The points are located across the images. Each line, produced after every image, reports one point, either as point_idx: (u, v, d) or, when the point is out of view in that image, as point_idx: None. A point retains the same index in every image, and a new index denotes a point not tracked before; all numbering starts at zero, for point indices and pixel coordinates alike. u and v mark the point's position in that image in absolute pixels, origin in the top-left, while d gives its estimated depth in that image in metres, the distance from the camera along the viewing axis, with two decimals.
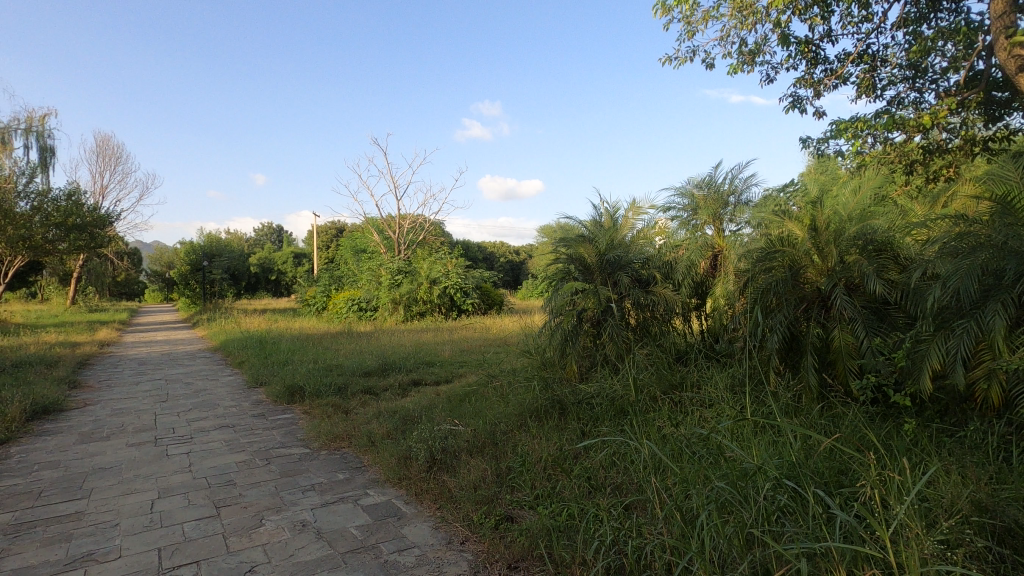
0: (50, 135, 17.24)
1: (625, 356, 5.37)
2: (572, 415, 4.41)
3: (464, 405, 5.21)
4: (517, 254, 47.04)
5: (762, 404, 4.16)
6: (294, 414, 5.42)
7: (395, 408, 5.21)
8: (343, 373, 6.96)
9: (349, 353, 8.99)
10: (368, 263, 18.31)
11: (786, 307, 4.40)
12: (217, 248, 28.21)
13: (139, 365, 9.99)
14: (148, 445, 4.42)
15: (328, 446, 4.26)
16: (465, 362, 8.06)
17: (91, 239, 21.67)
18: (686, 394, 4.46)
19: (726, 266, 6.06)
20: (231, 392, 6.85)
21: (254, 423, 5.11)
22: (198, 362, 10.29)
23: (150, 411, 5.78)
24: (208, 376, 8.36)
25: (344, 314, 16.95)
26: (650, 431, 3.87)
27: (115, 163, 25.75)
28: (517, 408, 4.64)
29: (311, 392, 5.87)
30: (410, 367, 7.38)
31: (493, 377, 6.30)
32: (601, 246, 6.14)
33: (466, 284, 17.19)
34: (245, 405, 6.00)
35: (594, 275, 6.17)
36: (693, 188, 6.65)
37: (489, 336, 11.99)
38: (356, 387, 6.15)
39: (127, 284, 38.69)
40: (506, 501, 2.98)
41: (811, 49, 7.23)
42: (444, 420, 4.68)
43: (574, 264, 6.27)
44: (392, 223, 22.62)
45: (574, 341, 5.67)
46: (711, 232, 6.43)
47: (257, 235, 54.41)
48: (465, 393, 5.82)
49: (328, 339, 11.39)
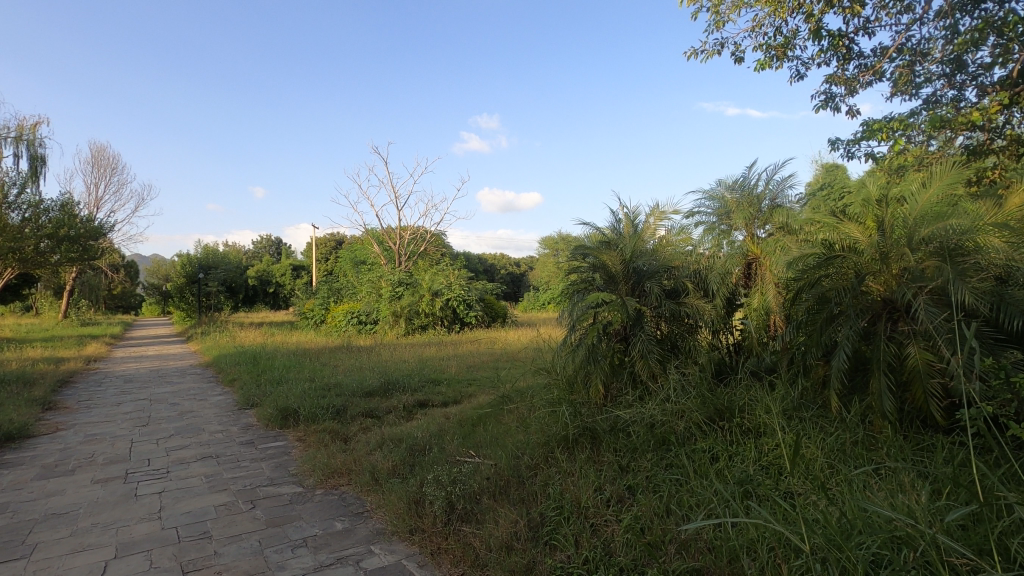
0: (42, 144, 16.76)
1: (659, 376, 4.78)
2: (606, 446, 3.85)
3: (478, 433, 4.61)
4: (518, 266, 46.50)
5: (826, 433, 3.64)
6: (287, 442, 4.83)
7: (400, 435, 4.62)
8: (342, 393, 6.37)
9: (348, 370, 8.39)
10: (368, 275, 17.76)
11: (851, 319, 3.84)
12: (214, 260, 27.65)
13: (125, 383, 9.37)
14: (116, 482, 3.83)
15: (324, 484, 3.67)
16: (474, 381, 7.47)
17: (84, 250, 21.10)
18: (735, 420, 3.92)
19: (764, 275, 5.48)
20: (220, 414, 6.26)
21: (241, 453, 4.52)
22: (187, 379, 9.67)
23: (126, 438, 5.19)
24: (196, 395, 7.76)
25: (342, 327, 16.37)
26: (703, 469, 3.32)
27: (111, 174, 25.33)
28: (541, 438, 4.06)
29: (306, 415, 5.28)
30: (415, 386, 6.79)
31: (507, 399, 5.70)
32: (627, 253, 5.57)
33: (470, 296, 16.63)
34: (233, 431, 5.41)
35: (618, 284, 5.60)
36: (725, 191, 6.10)
37: (495, 350, 11.40)
38: (356, 409, 5.56)
39: (123, 296, 38.18)
40: (548, 567, 2.43)
41: (845, 43, 6.76)
42: (457, 451, 4.09)
43: (597, 272, 5.69)
44: (393, 234, 22.10)
45: (600, 358, 5.07)
46: (744, 237, 5.85)
47: (256, 249, 54.05)
48: (477, 418, 5.22)
49: (326, 354, 10.80)
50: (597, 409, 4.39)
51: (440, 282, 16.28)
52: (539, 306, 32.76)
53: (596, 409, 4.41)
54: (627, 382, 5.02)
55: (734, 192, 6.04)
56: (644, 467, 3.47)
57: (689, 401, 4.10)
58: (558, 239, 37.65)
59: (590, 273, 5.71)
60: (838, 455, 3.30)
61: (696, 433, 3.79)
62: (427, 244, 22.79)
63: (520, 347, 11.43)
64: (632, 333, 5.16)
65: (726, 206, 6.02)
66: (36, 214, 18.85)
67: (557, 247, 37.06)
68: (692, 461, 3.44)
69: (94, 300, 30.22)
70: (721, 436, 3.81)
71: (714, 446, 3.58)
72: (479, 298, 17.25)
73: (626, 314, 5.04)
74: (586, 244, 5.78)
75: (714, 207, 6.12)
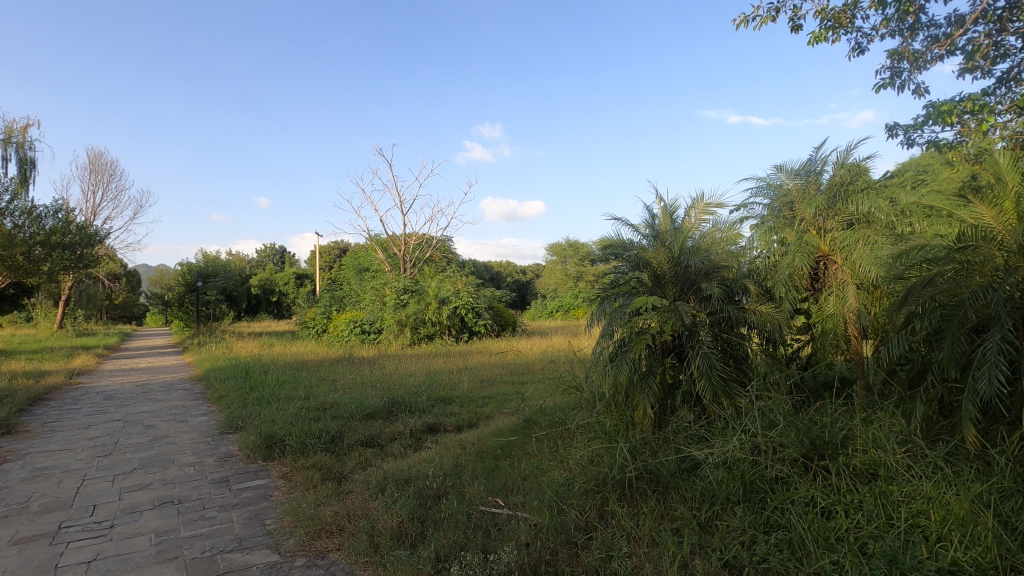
0: (33, 147, 16.05)
1: (725, 399, 3.89)
2: (677, 494, 2.96)
3: (506, 474, 3.72)
4: (524, 273, 45.64)
5: (972, 475, 2.76)
6: (269, 481, 3.94)
7: (408, 473, 3.73)
8: (339, 416, 5.48)
9: (348, 386, 7.48)
10: (371, 282, 16.89)
11: (995, 326, 2.94)
12: (215, 268, 26.83)
13: (104, 400, 8.47)
14: (40, 544, 2.96)
15: (308, 548, 2.80)
16: (490, 399, 6.56)
17: (78, 258, 20.27)
18: (842, 457, 3.02)
19: (841, 278, 4.60)
20: (197, 440, 5.37)
21: (210, 497, 3.65)
22: (173, 396, 8.76)
23: (78, 475, 4.31)
24: (176, 415, 6.87)
25: (345, 337, 15.48)
26: (823, 538, 2.45)
27: (109, 180, 24.66)
28: (587, 482, 3.17)
29: (293, 445, 4.39)
30: (424, 406, 5.89)
31: (534, 425, 4.80)
32: (675, 249, 4.67)
33: (478, 304, 15.77)
34: (208, 463, 4.53)
35: (665, 286, 4.68)
36: (785, 179, 5.21)
37: (508, 362, 10.49)
38: (354, 437, 4.67)
39: (124, 306, 37.43)
40: None
41: (915, 10, 5.89)
42: (483, 501, 3.21)
43: (639, 274, 4.78)
44: (397, 239, 21.26)
45: (650, 375, 4.18)
46: (809, 230, 4.92)
47: (259, 258, 53.46)
48: (500, 451, 4.32)
49: (326, 367, 9.91)
50: (654, 443, 3.51)
51: (447, 289, 15.42)
52: (548, 314, 31.84)
53: (653, 441, 3.53)
54: (682, 405, 4.12)
55: (797, 179, 5.14)
56: (738, 535, 2.60)
57: (778, 432, 3.20)
58: (566, 246, 36.77)
59: (631, 273, 4.80)
60: (1007, 514, 2.43)
61: (794, 477, 2.90)
62: (432, 250, 21.91)
63: (535, 359, 10.52)
64: (684, 344, 4.26)
65: (786, 194, 5.12)
66: (29, 221, 18.10)
67: (566, 253, 36.15)
68: (802, 521, 2.57)
69: (92, 310, 29.40)
70: (828, 482, 2.91)
71: (826, 496, 2.69)
72: (488, 305, 16.41)
73: (680, 322, 4.13)
74: (623, 240, 4.90)
75: (772, 197, 5.23)
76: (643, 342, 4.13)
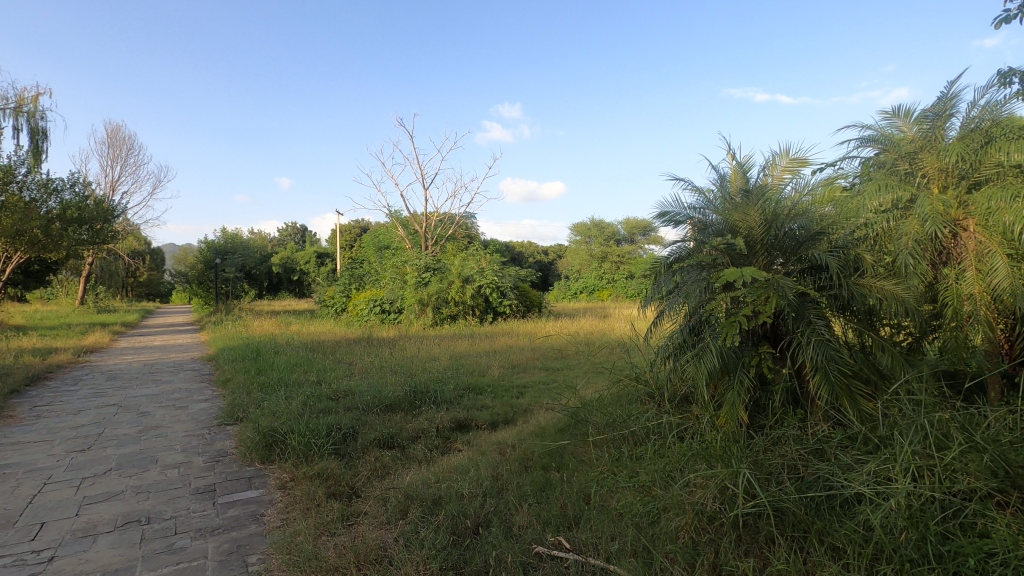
0: (45, 116, 15.48)
1: (850, 402, 2.96)
2: (826, 547, 2.08)
3: (563, 494, 2.87)
4: (547, 254, 44.57)
5: None
6: (263, 493, 3.16)
7: (435, 490, 2.90)
8: (353, 408, 4.69)
9: (365, 371, 6.71)
10: (391, 261, 16.13)
11: None
12: (234, 245, 26.35)
13: (106, 382, 7.83)
14: None
15: None
16: (525, 389, 5.72)
17: (96, 235, 19.86)
18: None
19: (985, 249, 3.55)
20: (190, 434, 4.62)
21: (187, 515, 2.88)
22: (179, 377, 8.10)
23: (40, 478, 3.57)
24: (176, 401, 6.16)
25: (364, 317, 14.78)
26: None
27: (128, 154, 24.21)
28: (682, 521, 2.32)
29: (296, 446, 3.61)
30: (451, 397, 5.07)
31: (586, 424, 3.94)
32: (769, 211, 3.70)
33: (504, 283, 14.90)
34: (196, 465, 3.77)
35: (755, 257, 3.72)
36: (902, 126, 4.19)
37: (537, 346, 9.64)
38: (369, 436, 3.87)
39: (149, 283, 37.57)
40: None
41: None
42: (540, 541, 2.36)
43: (724, 246, 3.70)
44: (418, 216, 20.40)
45: (741, 368, 3.31)
46: (936, 189, 3.90)
47: (281, 236, 53.38)
48: (550, 459, 3.48)
49: (342, 349, 9.18)
50: (768, 467, 2.63)
51: (470, 267, 14.62)
52: (571, 294, 30.73)
53: (768, 464, 2.66)
54: (785, 406, 3.22)
55: (917, 125, 4.10)
56: None
57: (953, 451, 2.23)
58: (591, 226, 35.56)
59: (714, 242, 3.69)
60: None
61: (1000, 524, 1.93)
62: (454, 227, 21.00)
63: (569, 342, 9.63)
64: (786, 329, 3.33)
65: (904, 144, 4.10)
66: (46, 195, 17.53)
67: (591, 232, 34.95)
68: None
69: (115, 287, 29.28)
70: None
71: None
72: (513, 285, 15.56)
73: (783, 301, 3.19)
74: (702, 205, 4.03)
75: (883, 151, 4.23)
76: (732, 326, 3.23)
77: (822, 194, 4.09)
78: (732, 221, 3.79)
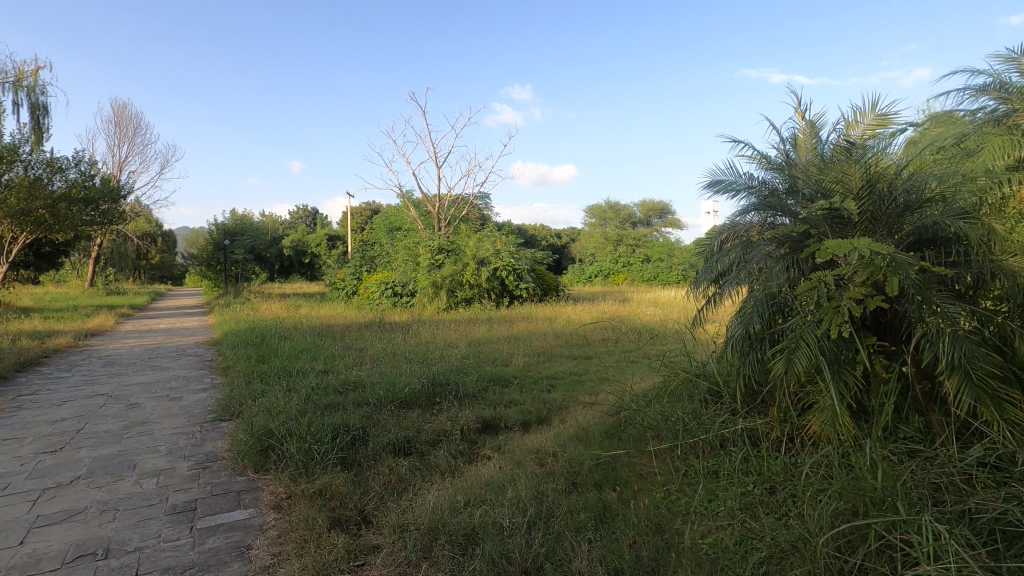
0: (46, 91, 14.91)
1: (1000, 418, 2.27)
2: None
3: (629, 527, 2.25)
4: (559, 237, 43.68)
5: None
6: (254, 514, 2.58)
7: (465, 517, 2.31)
8: (363, 403, 4.10)
9: (376, 359, 6.11)
10: (403, 242, 15.53)
11: None
12: (243, 227, 25.81)
13: (101, 369, 7.30)
14: None
15: None
16: (556, 381, 5.10)
17: (103, 215, 19.38)
18: None
19: None
20: (179, 432, 4.06)
21: (156, 546, 2.30)
22: (179, 364, 7.57)
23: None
24: (171, 392, 5.60)
25: (376, 300, 14.23)
26: None
27: (135, 133, 23.70)
28: None
29: (296, 453, 3.03)
30: (474, 391, 4.46)
31: (641, 427, 3.31)
32: (877, 168, 3.01)
33: (521, 266, 14.20)
34: (180, 472, 3.20)
35: (853, 228, 3.04)
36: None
37: (560, 331, 9.02)
38: (382, 440, 3.28)
39: (162, 265, 37.47)
40: None
41: None
42: None
43: (828, 212, 2.97)
44: (431, 196, 19.67)
45: (842, 364, 2.66)
46: None
47: (292, 219, 53.06)
48: (601, 471, 2.86)
49: (353, 334, 8.60)
50: (909, 496, 2.00)
51: (486, 249, 13.96)
52: (586, 278, 29.83)
53: (911, 497, 2.01)
54: (903, 416, 2.55)
55: None
56: None
57: None
58: (606, 208, 34.61)
59: (815, 208, 2.98)
60: None
61: None
62: (468, 208, 20.29)
63: (594, 328, 8.99)
64: (902, 315, 2.65)
65: None
66: (51, 175, 16.96)
67: (606, 215, 34.05)
68: None
69: (125, 269, 28.98)
70: None
71: None
72: (530, 268, 14.86)
73: (904, 282, 2.49)
74: (790, 164, 3.36)
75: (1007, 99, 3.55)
76: (835, 313, 2.56)
77: (947, 143, 3.33)
78: (835, 181, 3.08)
